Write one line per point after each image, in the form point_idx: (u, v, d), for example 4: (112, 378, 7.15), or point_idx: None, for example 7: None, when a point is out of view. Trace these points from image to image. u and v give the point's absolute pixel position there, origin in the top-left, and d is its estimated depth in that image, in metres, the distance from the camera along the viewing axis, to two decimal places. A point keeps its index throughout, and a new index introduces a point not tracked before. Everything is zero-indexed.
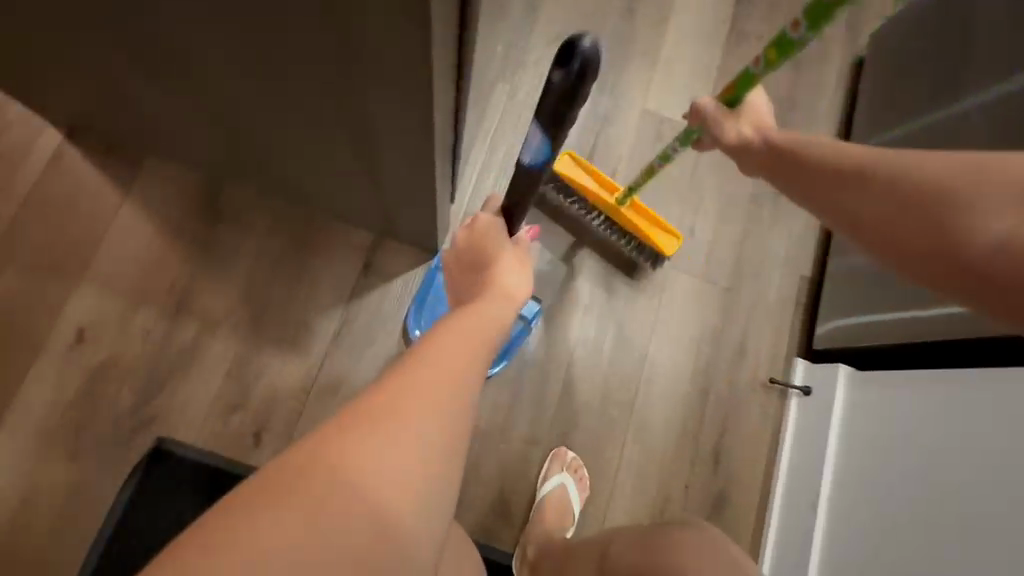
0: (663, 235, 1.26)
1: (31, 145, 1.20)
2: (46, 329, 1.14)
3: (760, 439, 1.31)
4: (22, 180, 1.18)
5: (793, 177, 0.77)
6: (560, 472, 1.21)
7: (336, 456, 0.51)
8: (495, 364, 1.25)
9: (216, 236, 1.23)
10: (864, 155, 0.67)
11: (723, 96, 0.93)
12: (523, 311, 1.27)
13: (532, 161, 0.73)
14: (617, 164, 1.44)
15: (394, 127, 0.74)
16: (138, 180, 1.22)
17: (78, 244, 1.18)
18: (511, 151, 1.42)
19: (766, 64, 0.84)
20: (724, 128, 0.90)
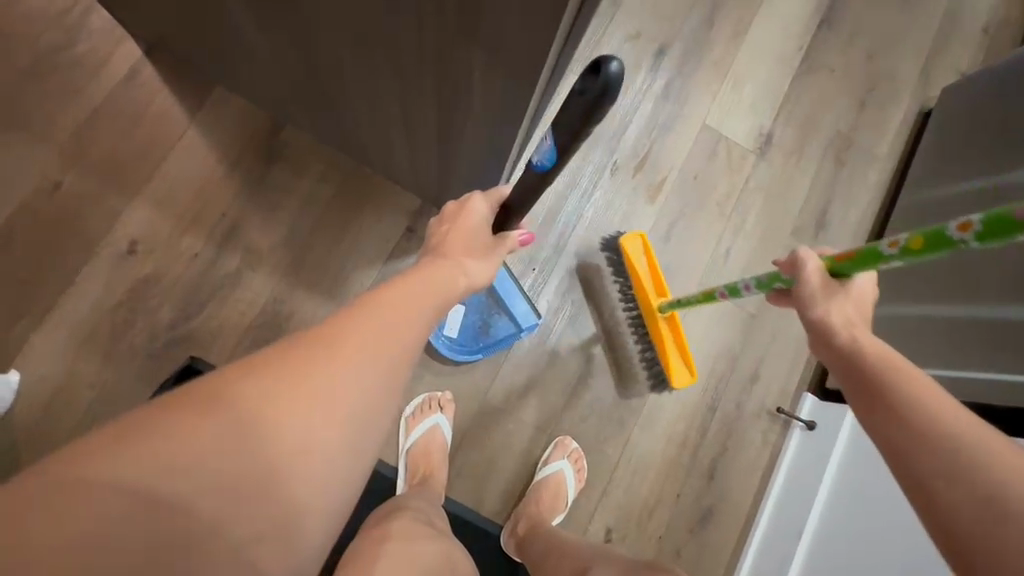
0: (678, 361, 1.28)
1: (110, 56, 1.23)
2: (100, 235, 1.18)
3: (756, 464, 1.35)
4: (97, 88, 1.22)
5: (868, 406, 0.61)
6: (562, 459, 1.25)
7: (273, 389, 0.51)
8: (474, 353, 1.28)
9: (272, 176, 1.26)
10: (981, 446, 0.53)
11: (830, 257, 0.74)
12: (519, 319, 1.27)
13: (538, 162, 0.69)
14: (667, 176, 1.45)
15: (485, 103, 0.75)
16: (205, 108, 1.25)
17: (141, 158, 1.21)
18: None
19: (905, 251, 0.65)
20: (813, 300, 0.72)
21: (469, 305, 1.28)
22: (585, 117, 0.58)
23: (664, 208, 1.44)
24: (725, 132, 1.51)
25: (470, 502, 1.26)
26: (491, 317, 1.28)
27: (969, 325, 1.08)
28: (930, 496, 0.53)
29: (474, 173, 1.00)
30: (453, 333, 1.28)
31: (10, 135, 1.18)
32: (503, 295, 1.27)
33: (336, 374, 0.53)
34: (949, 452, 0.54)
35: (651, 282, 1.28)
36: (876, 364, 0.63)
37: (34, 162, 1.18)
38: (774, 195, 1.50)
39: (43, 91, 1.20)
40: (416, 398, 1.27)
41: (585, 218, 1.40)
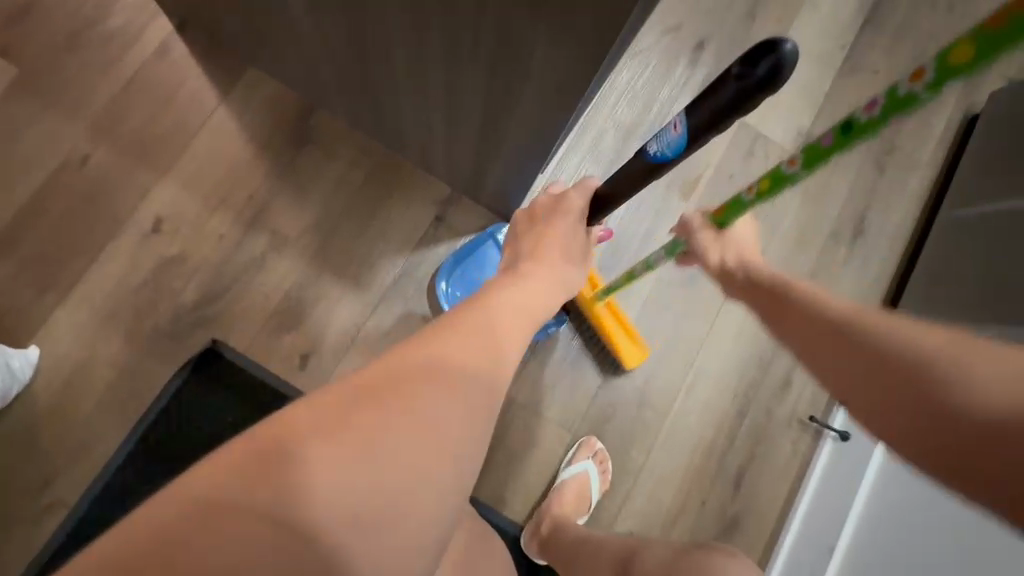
0: (629, 346, 1.24)
1: (142, 31, 1.20)
2: (127, 212, 1.16)
3: (785, 475, 1.31)
4: (128, 62, 1.20)
5: (781, 327, 0.67)
6: (586, 459, 1.21)
7: (385, 409, 0.48)
8: None
9: (302, 158, 1.23)
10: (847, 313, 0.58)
11: (713, 214, 0.83)
12: None
13: (660, 151, 0.66)
14: (703, 174, 1.41)
15: (545, 77, 0.71)
16: (236, 87, 1.23)
17: (170, 136, 1.19)
18: (602, 134, 1.38)
19: (757, 193, 0.74)
20: (707, 251, 0.82)
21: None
22: (737, 101, 0.56)
23: (699, 205, 1.39)
24: (763, 131, 1.46)
25: (490, 501, 1.22)
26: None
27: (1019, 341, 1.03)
28: (896, 419, 0.50)
29: (515, 157, 0.97)
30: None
31: (41, 108, 1.16)
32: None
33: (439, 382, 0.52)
34: (882, 356, 0.53)
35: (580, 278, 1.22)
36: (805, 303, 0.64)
37: (63, 135, 1.16)
38: (811, 197, 1.45)
39: (75, 64, 1.18)
40: None
41: (617, 215, 1.35)
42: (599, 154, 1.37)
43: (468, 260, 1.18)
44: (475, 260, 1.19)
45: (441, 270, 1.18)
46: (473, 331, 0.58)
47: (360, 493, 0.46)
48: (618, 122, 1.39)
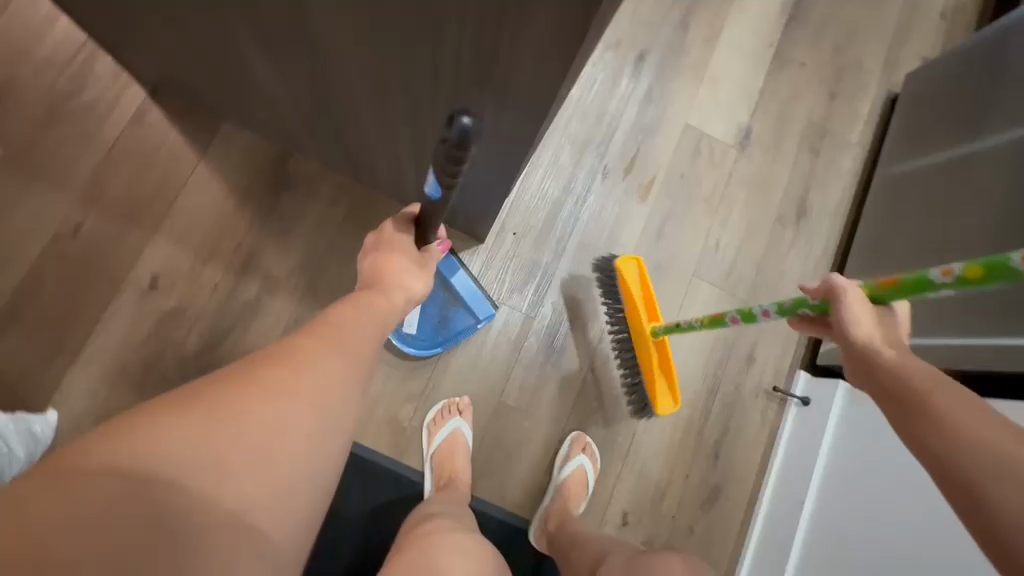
0: (664, 391, 1.32)
1: (117, 101, 1.27)
2: (123, 273, 1.22)
3: (758, 441, 1.44)
4: (106, 131, 1.26)
5: (918, 412, 0.64)
6: (580, 455, 1.32)
7: (252, 427, 0.55)
8: (438, 346, 1.32)
9: (283, 204, 1.31)
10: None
11: (871, 286, 0.78)
12: (478, 311, 1.31)
13: (429, 192, 0.71)
14: (656, 176, 1.53)
15: (500, 124, 0.81)
16: (213, 143, 1.30)
17: (156, 196, 1.26)
18: (559, 150, 1.48)
19: (960, 280, 0.68)
20: (857, 321, 0.75)
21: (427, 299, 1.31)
22: (450, 158, 0.60)
23: (655, 205, 1.51)
24: (707, 130, 1.59)
25: (491, 498, 1.32)
26: (450, 312, 1.32)
27: (954, 290, 1.17)
28: (979, 501, 0.56)
29: (480, 189, 1.08)
30: (413, 329, 1.31)
31: (25, 183, 1.21)
32: (461, 291, 1.31)
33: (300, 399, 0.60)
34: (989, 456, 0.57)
35: (645, 306, 1.31)
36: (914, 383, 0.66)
37: (51, 206, 1.21)
38: (756, 185, 1.59)
39: (55, 138, 1.23)
40: (436, 404, 1.32)
41: (581, 223, 1.46)
42: (558, 168, 1.47)
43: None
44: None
45: None
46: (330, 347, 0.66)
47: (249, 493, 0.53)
48: (574, 136, 1.50)
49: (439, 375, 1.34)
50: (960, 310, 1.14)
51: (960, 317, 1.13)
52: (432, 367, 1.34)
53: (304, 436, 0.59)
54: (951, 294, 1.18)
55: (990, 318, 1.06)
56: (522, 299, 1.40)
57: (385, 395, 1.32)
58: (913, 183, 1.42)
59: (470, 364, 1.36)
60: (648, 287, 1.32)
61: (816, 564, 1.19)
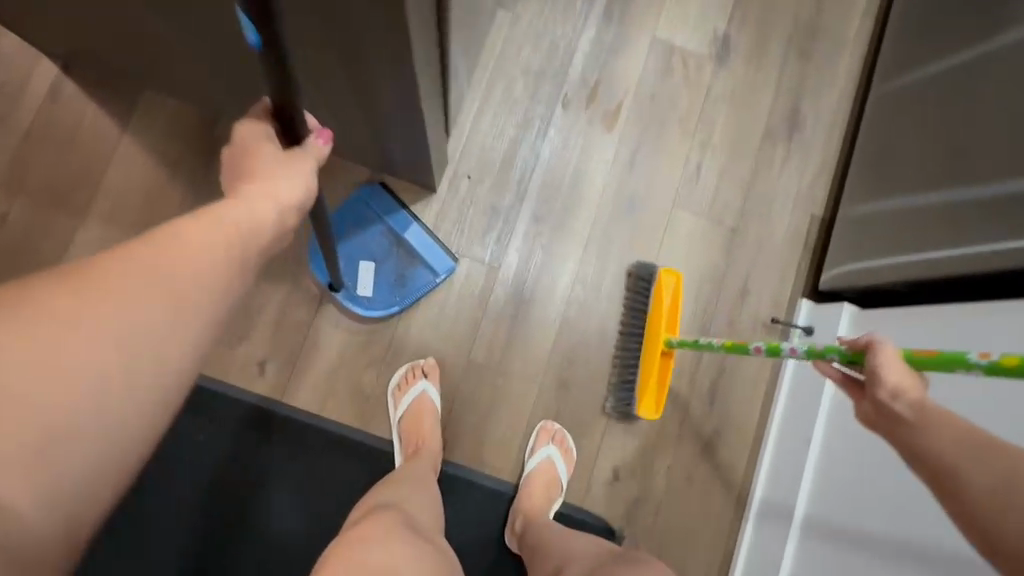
0: (653, 395, 1.19)
1: (30, 80, 1.19)
2: (56, 260, 1.16)
3: (759, 378, 1.32)
4: (22, 112, 1.18)
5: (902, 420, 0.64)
6: (547, 446, 1.22)
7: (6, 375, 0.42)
8: (397, 306, 1.24)
9: (215, 170, 1.22)
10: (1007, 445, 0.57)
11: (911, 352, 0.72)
12: (437, 266, 1.25)
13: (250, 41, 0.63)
14: (623, 100, 1.37)
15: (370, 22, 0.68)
16: (135, 113, 1.21)
17: (81, 175, 1.18)
18: (511, 82, 1.33)
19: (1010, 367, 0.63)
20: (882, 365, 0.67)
21: (383, 259, 1.25)
22: None
23: (623, 132, 1.37)
24: (678, 43, 1.41)
25: (470, 461, 1.24)
26: (407, 270, 1.25)
27: (945, 202, 1.03)
28: (949, 486, 0.58)
29: (400, 124, 0.96)
30: (369, 291, 1.23)
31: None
32: (418, 247, 1.25)
33: (92, 332, 0.46)
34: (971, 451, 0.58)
35: (666, 317, 1.18)
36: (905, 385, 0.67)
37: None
38: (739, 98, 1.42)
39: None
40: (400, 367, 1.24)
41: (542, 160, 1.33)
42: (511, 102, 1.33)
43: (348, 235, 1.24)
44: (352, 225, 1.25)
45: (319, 273, 1.21)
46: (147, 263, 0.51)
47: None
48: (527, 64, 1.34)
49: (401, 337, 1.25)
50: (953, 229, 1.01)
51: (961, 231, 1.00)
52: (393, 330, 1.25)
53: (116, 382, 0.47)
54: (950, 198, 1.03)
55: (996, 227, 0.93)
56: (483, 248, 1.29)
57: (346, 362, 1.23)
58: (911, 75, 1.23)
59: (432, 322, 1.26)
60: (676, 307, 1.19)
61: (823, 501, 1.09)
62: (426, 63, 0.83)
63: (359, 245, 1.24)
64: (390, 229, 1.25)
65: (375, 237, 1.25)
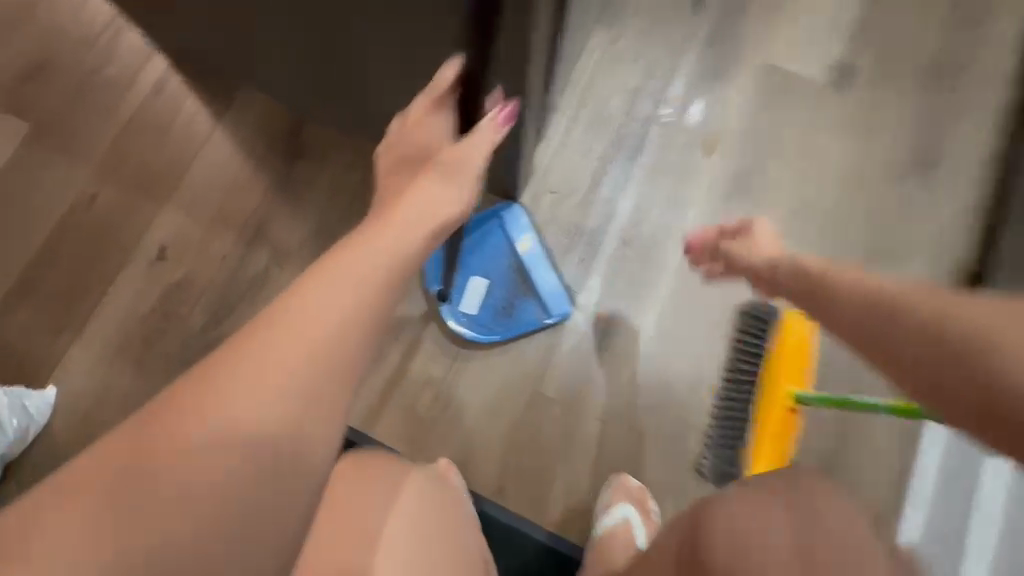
0: (772, 452, 0.96)
1: (139, 71, 1.22)
2: (132, 245, 1.15)
3: (885, 454, 1.08)
4: (125, 102, 1.21)
5: (823, 307, 0.67)
6: (625, 504, 1.02)
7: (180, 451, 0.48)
8: (497, 333, 1.11)
9: (296, 169, 1.19)
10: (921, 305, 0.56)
11: None
12: (553, 308, 1.13)
13: None
14: (727, 126, 1.25)
15: None
16: (229, 109, 1.21)
17: (169, 165, 1.18)
18: (605, 101, 1.25)
19: None
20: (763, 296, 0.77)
21: (498, 279, 1.14)
22: None
23: (726, 159, 1.24)
24: (791, 70, 1.29)
25: (528, 512, 1.07)
26: (517, 300, 1.13)
27: None
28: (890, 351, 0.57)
29: None
30: (472, 309, 1.12)
31: (47, 156, 1.17)
32: (536, 280, 1.14)
33: (237, 387, 0.50)
34: (945, 345, 0.52)
35: (796, 356, 0.98)
36: (816, 268, 0.71)
37: (68, 178, 1.17)
38: (862, 132, 1.26)
39: (77, 111, 1.20)
40: (460, 392, 1.11)
41: (635, 183, 1.22)
42: (604, 121, 1.24)
43: (472, 245, 1.14)
44: (479, 237, 1.15)
45: (428, 276, 1.11)
46: (277, 339, 0.52)
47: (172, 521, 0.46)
48: (624, 84, 1.26)
49: (465, 359, 1.13)
50: None
51: None
52: (456, 349, 1.13)
53: (293, 404, 0.51)
54: None
55: None
56: (563, 268, 1.17)
57: (404, 380, 1.12)
58: None
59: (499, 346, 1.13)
60: (807, 347, 0.99)
61: None
62: (535, 47, 0.75)
63: (479, 259, 1.14)
64: (515, 253, 1.15)
65: (498, 254, 1.15)
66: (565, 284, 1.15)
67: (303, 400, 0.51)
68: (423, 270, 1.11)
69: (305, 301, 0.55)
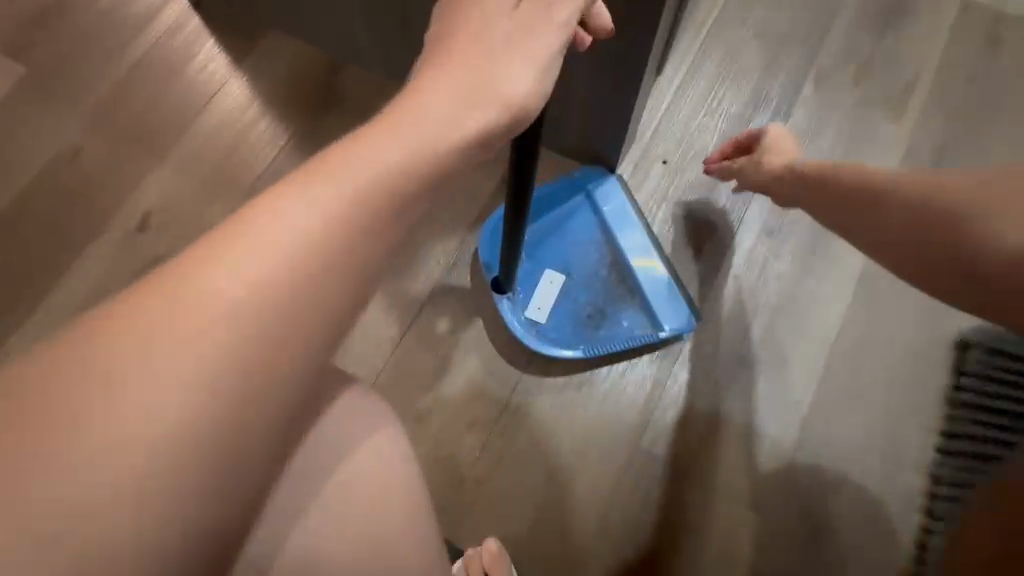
0: None
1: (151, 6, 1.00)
2: (111, 209, 0.90)
3: None
4: (131, 41, 0.99)
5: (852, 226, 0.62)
6: None
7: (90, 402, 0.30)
8: (580, 353, 0.75)
9: (326, 124, 0.93)
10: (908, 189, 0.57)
11: None
12: (664, 322, 0.77)
13: None
14: (919, 85, 0.88)
15: None
16: (252, 52, 0.97)
17: (171, 116, 0.95)
18: (743, 44, 0.90)
19: None
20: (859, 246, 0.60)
21: (583, 276, 0.79)
22: None
23: (917, 127, 0.87)
24: (1009, 10, 0.91)
25: None
26: (612, 307, 0.78)
27: None
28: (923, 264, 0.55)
29: None
30: (544, 315, 0.77)
31: (29, 98, 0.96)
32: (639, 280, 0.78)
33: (186, 319, 0.32)
34: (953, 245, 0.53)
35: None
36: (877, 175, 0.60)
37: (50, 127, 0.94)
38: None
39: (72, 49, 0.98)
40: (522, 440, 0.74)
41: None
42: (742, 71, 0.89)
43: (549, 226, 0.80)
44: (557, 213, 0.80)
45: (485, 262, 0.77)
46: (252, 247, 0.33)
47: (61, 505, 0.30)
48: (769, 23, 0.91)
49: (530, 388, 0.76)
50: None
51: None
52: (518, 373, 0.76)
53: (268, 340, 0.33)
54: None
55: None
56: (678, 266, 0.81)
57: (439, 410, 0.75)
58: None
59: (581, 373, 0.76)
60: None
61: None
62: None
63: (558, 246, 0.80)
64: (611, 241, 0.80)
65: (585, 241, 0.80)
66: (681, 288, 0.78)
67: (283, 338, 0.34)
68: (480, 253, 0.77)
69: (293, 198, 0.34)
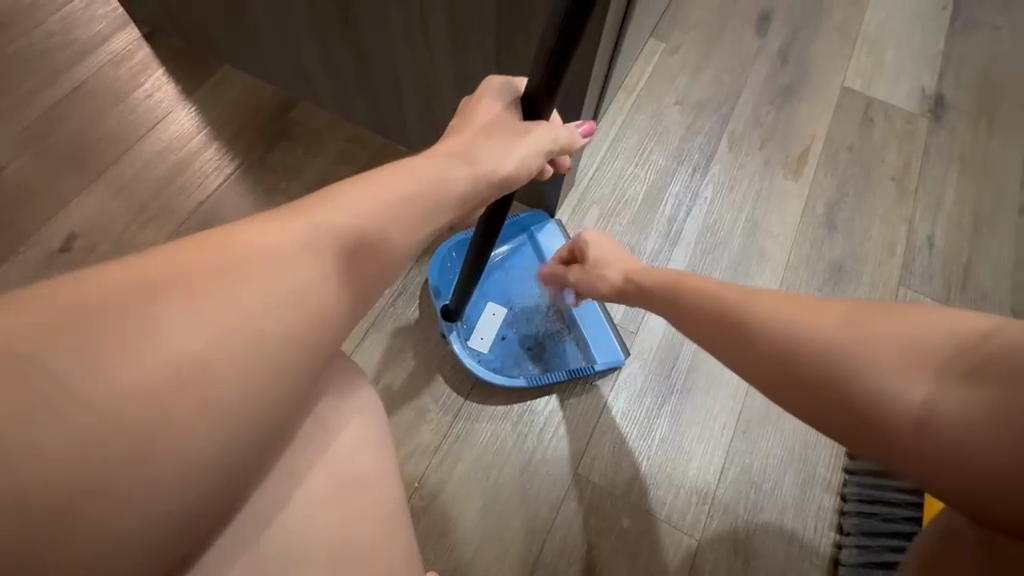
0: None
1: (95, 32, 0.99)
2: (33, 230, 0.85)
3: None
4: (69, 63, 0.96)
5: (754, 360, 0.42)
6: None
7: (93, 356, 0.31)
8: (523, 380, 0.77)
9: (274, 157, 0.94)
10: (791, 320, 0.40)
11: None
12: (600, 352, 0.80)
13: None
14: (811, 146, 1.03)
15: None
16: (202, 86, 0.98)
17: (110, 139, 0.92)
18: (666, 108, 1.02)
19: None
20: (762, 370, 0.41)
21: (523, 307, 0.82)
22: None
23: (812, 187, 1.00)
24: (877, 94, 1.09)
25: None
26: (550, 339, 0.81)
27: None
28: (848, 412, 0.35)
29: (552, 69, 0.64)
30: (485, 344, 0.79)
31: None
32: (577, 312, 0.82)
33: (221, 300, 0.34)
34: (834, 395, 0.36)
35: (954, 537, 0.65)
36: (719, 307, 0.47)
37: None
38: (969, 165, 1.04)
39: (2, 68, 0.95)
40: (466, 467, 0.74)
41: (703, 202, 0.96)
42: (665, 130, 1.00)
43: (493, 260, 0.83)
44: (503, 248, 0.84)
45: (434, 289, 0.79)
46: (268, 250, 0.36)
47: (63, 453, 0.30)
48: (689, 91, 1.04)
49: (474, 416, 0.77)
50: None
51: None
52: (463, 400, 0.77)
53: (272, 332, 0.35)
54: None
55: None
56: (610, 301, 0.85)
57: None
58: None
59: (525, 401, 0.78)
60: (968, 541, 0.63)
61: None
62: None
63: (498, 280, 0.83)
64: None
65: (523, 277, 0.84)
66: (615, 320, 0.83)
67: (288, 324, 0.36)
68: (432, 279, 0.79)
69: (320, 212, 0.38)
